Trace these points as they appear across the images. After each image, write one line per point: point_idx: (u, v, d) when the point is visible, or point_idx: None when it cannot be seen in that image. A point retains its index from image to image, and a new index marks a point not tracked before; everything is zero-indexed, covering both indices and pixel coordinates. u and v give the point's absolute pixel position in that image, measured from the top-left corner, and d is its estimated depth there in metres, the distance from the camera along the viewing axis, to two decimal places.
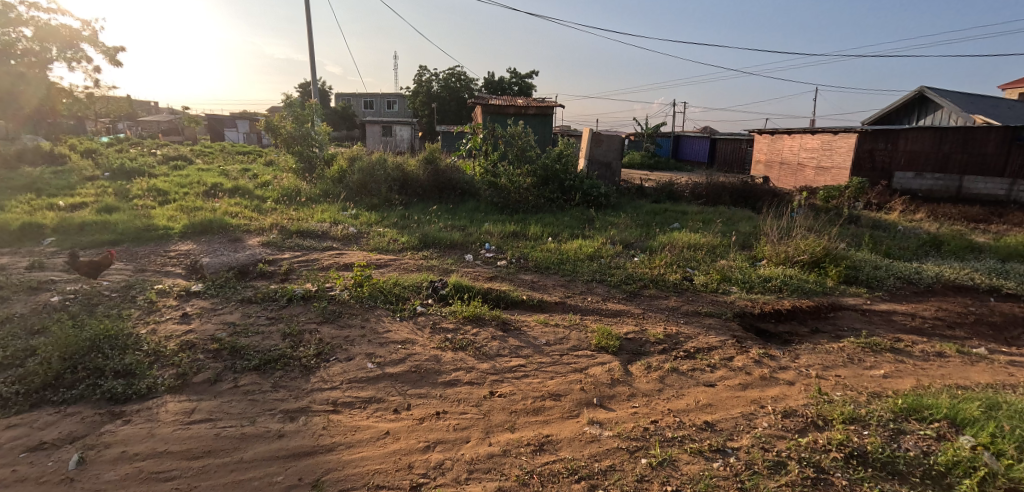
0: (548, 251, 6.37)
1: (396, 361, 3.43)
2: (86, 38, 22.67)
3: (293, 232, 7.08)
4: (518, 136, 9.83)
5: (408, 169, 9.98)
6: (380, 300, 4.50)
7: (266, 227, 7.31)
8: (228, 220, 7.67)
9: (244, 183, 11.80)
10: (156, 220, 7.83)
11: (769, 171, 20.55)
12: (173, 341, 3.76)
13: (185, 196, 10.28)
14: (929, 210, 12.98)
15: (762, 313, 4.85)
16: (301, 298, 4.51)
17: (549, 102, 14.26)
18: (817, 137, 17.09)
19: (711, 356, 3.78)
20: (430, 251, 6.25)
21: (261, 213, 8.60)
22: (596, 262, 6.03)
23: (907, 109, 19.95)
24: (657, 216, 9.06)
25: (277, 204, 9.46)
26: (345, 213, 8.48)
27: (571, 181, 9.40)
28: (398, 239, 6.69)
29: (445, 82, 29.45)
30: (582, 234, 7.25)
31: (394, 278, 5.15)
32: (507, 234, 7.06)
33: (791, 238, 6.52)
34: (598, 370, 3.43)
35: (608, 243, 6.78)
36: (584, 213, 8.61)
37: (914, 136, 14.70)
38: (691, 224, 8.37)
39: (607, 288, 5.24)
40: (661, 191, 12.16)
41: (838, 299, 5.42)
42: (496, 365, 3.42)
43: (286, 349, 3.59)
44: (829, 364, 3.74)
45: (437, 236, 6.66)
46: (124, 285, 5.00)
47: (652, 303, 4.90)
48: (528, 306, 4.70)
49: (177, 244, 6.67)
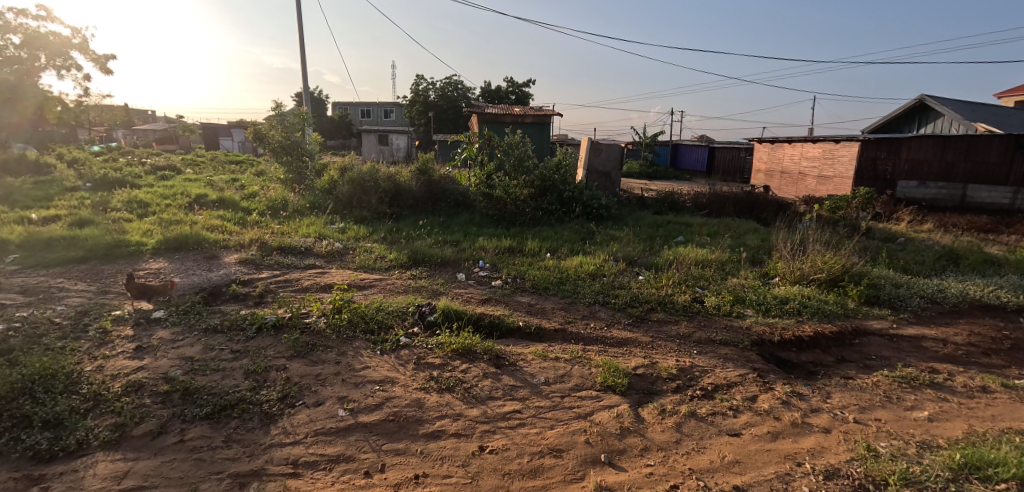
0: (546, 268, 5.93)
1: (371, 406, 2.97)
2: (76, 46, 22.36)
3: (274, 247, 6.63)
4: (515, 146, 9.37)
5: (400, 180, 9.54)
6: (360, 328, 4.05)
7: (246, 243, 6.86)
8: (206, 235, 7.22)
9: (232, 193, 11.37)
10: (130, 235, 7.38)
11: (769, 180, 20.23)
12: (120, 381, 3.31)
13: (167, 209, 9.84)
14: (937, 220, 12.60)
15: (782, 340, 4.41)
16: (272, 327, 4.05)
17: (547, 111, 13.92)
18: (818, 146, 16.82)
19: (732, 397, 3.33)
20: (421, 269, 5.80)
21: (244, 227, 8.15)
22: (599, 281, 5.59)
23: (908, 117, 19.69)
24: (660, 228, 8.65)
25: (263, 217, 9.03)
26: (333, 226, 8.04)
27: (570, 192, 8.99)
28: (386, 256, 6.24)
29: (443, 91, 29.20)
30: (582, 249, 6.83)
31: (378, 302, 4.71)
32: (502, 250, 6.63)
33: (806, 254, 6.10)
34: (605, 416, 2.97)
35: (610, 260, 6.35)
36: (584, 226, 8.19)
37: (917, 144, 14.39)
38: (696, 237, 7.97)
39: (611, 312, 4.79)
40: (663, 201, 11.76)
41: (862, 322, 4.98)
42: (488, 412, 2.96)
43: (247, 391, 3.13)
44: (866, 405, 3.30)
45: (427, 252, 6.21)
46: (79, 312, 4.54)
47: (661, 330, 4.46)
48: (525, 334, 4.26)
49: (147, 262, 6.21)
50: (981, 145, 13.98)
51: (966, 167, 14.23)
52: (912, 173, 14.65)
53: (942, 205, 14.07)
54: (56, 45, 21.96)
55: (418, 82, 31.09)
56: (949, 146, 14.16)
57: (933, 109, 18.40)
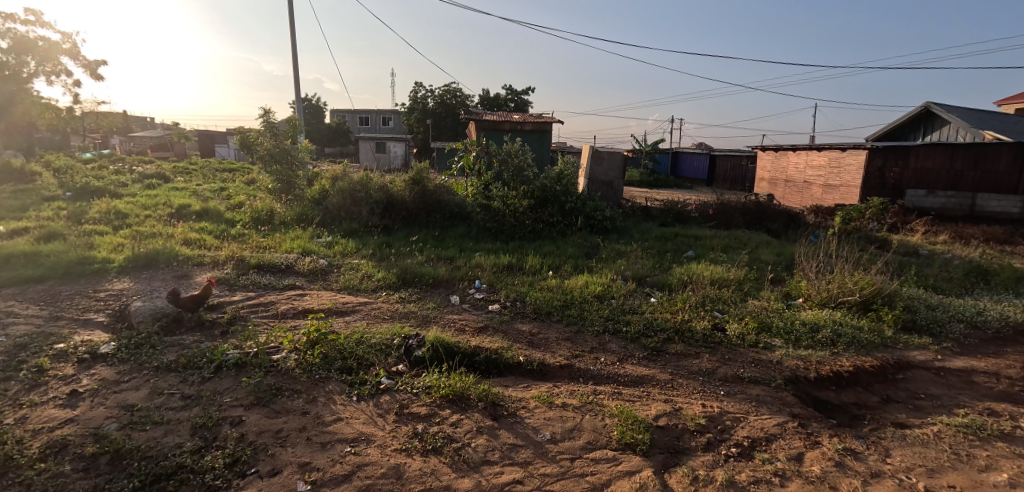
0: (549, 290, 5.38)
1: (339, 478, 2.42)
2: (65, 51, 21.93)
3: (252, 265, 6.07)
4: (515, 154, 8.89)
5: (393, 190, 9.02)
6: (335, 367, 3.50)
7: (221, 260, 6.31)
8: (181, 251, 6.67)
9: (217, 204, 10.84)
10: (98, 250, 6.83)
11: (773, 189, 19.72)
12: (41, 438, 2.77)
13: (146, 221, 9.30)
14: (953, 231, 12.08)
15: (819, 378, 3.89)
16: (233, 365, 3.50)
17: (546, 118, 13.45)
18: (825, 154, 16.33)
19: (774, 458, 2.80)
20: (409, 291, 5.26)
21: (224, 242, 7.61)
22: (607, 304, 5.05)
23: (913, 124, 19.29)
24: (668, 242, 8.15)
25: (246, 230, 8.49)
26: (319, 240, 7.51)
27: (573, 203, 8.47)
28: (373, 276, 5.70)
29: (441, 99, 28.79)
30: (587, 267, 6.30)
31: (359, 332, 4.15)
32: (501, 268, 6.09)
33: (833, 274, 5.58)
34: (626, 488, 2.44)
35: (618, 279, 5.80)
36: (588, 240, 7.66)
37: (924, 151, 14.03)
38: (708, 253, 7.46)
39: (622, 343, 4.24)
40: (668, 211, 11.29)
41: (904, 354, 4.45)
42: (483, 483, 2.42)
43: (189, 455, 2.59)
44: (936, 467, 2.77)
45: (418, 270, 5.66)
46: (15, 345, 3.98)
47: (681, 365, 3.92)
48: (526, 371, 3.73)
49: (110, 282, 5.66)
50: (990, 154, 13.61)
51: (975, 176, 13.87)
52: (921, 183, 14.31)
53: (952, 214, 13.59)
54: (45, 50, 21.52)
55: (416, 89, 30.73)
56: (958, 155, 13.82)
57: (940, 117, 18.00)
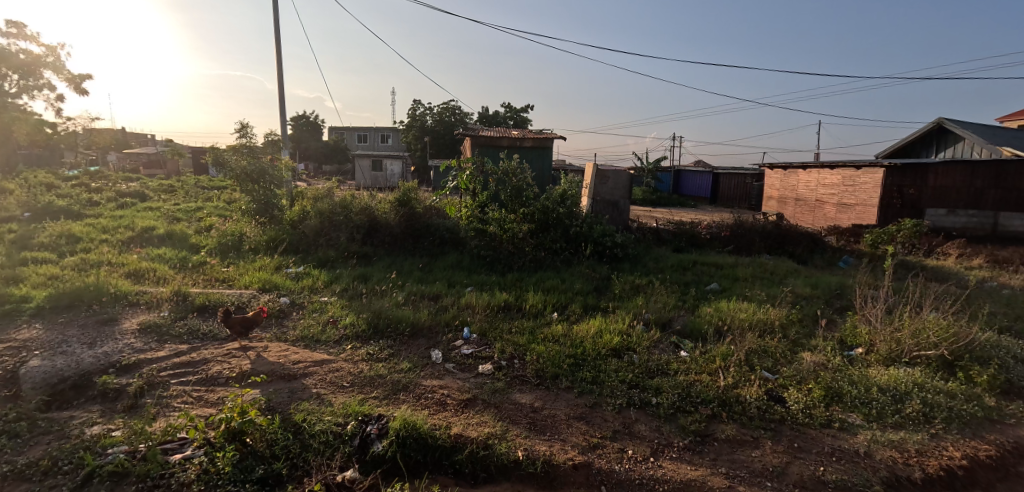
0: (554, 341, 4.32)
1: None
2: (50, 65, 21.29)
3: (194, 307, 5.03)
4: (513, 173, 7.86)
5: (376, 214, 8.04)
6: (253, 480, 2.53)
7: (163, 299, 5.28)
8: (119, 286, 5.65)
9: (185, 226, 9.84)
10: (22, 286, 5.80)
11: (782, 208, 18.68)
12: None
13: (100, 246, 8.30)
14: (989, 253, 11.11)
15: (926, 480, 2.87)
16: (108, 475, 2.52)
17: (546, 134, 12.52)
18: (837, 172, 15.14)
19: None
20: (380, 343, 4.21)
21: (178, 273, 6.59)
22: (628, 362, 4.02)
23: (925, 141, 18.51)
24: (686, 273, 7.19)
25: (210, 258, 7.50)
26: (286, 272, 6.50)
27: (578, 228, 7.49)
28: (340, 321, 4.67)
29: (440, 117, 28.04)
30: (598, 307, 5.29)
31: (303, 410, 3.12)
32: (495, 308, 5.06)
33: (900, 321, 4.58)
34: None
35: (638, 325, 4.77)
36: (598, 271, 6.66)
37: (943, 170, 12.95)
38: (735, 287, 6.48)
39: (655, 423, 3.20)
40: (680, 235, 10.33)
41: (1020, 434, 3.42)
42: None
43: None
44: None
45: (394, 314, 4.62)
46: None
47: (738, 461, 2.88)
48: (527, 476, 2.71)
49: (16, 329, 4.63)
50: (1012, 170, 12.75)
51: (996, 193, 12.93)
52: (940, 201, 13.04)
53: (974, 233, 13.12)
54: (27, 64, 20.73)
55: (415, 106, 30.09)
56: (978, 172, 12.81)
57: (953, 133, 17.23)
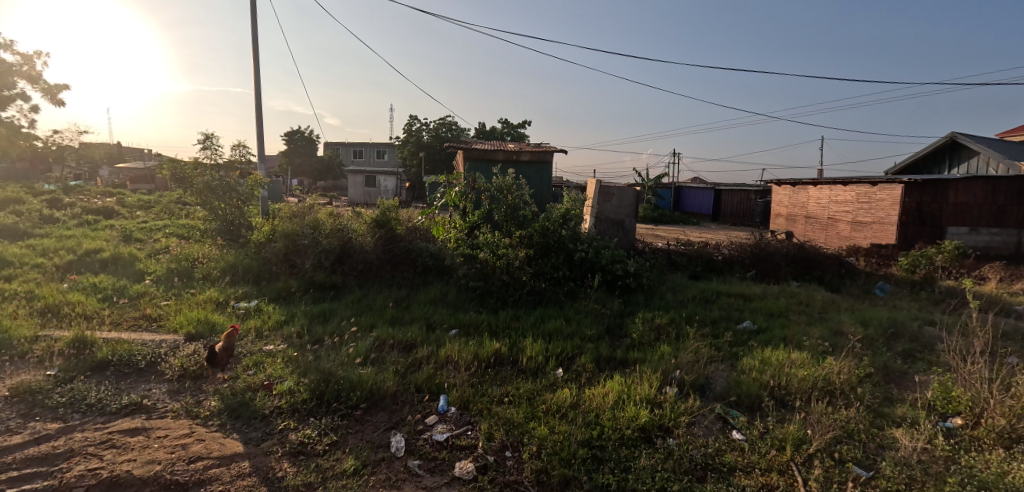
0: (562, 417, 3.18)
1: None
2: (25, 74, 20.31)
3: (93, 363, 3.87)
4: (509, 188, 6.76)
5: (350, 236, 6.92)
6: None
7: (58, 349, 4.11)
8: (11, 329, 4.48)
9: (136, 249, 8.67)
10: None
11: (792, 226, 17.61)
12: None
13: (28, 272, 7.15)
14: None
15: None
16: None
17: (546, 146, 11.45)
18: (852, 188, 13.95)
19: None
20: (324, 423, 3.07)
21: (101, 309, 5.42)
22: (664, 452, 2.88)
23: (937, 158, 17.62)
24: (712, 308, 6.07)
25: (150, 288, 6.34)
26: (234, 309, 5.37)
27: (583, 253, 6.38)
28: (277, 386, 3.51)
29: (437, 132, 27.28)
30: (615, 361, 4.17)
31: None
32: (482, 364, 3.91)
33: (1014, 387, 3.46)
34: None
35: (670, 389, 3.63)
36: (608, 307, 5.53)
37: (963, 186, 11.69)
38: (774, 327, 5.35)
39: None
40: (694, 260, 9.21)
41: None
42: None
43: None
44: None
45: (348, 377, 3.47)
46: None
47: None
48: None
49: None
50: None
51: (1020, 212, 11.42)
52: (961, 218, 11.81)
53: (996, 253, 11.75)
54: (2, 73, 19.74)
55: (410, 122, 29.27)
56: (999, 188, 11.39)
57: (967, 148, 16.33)
